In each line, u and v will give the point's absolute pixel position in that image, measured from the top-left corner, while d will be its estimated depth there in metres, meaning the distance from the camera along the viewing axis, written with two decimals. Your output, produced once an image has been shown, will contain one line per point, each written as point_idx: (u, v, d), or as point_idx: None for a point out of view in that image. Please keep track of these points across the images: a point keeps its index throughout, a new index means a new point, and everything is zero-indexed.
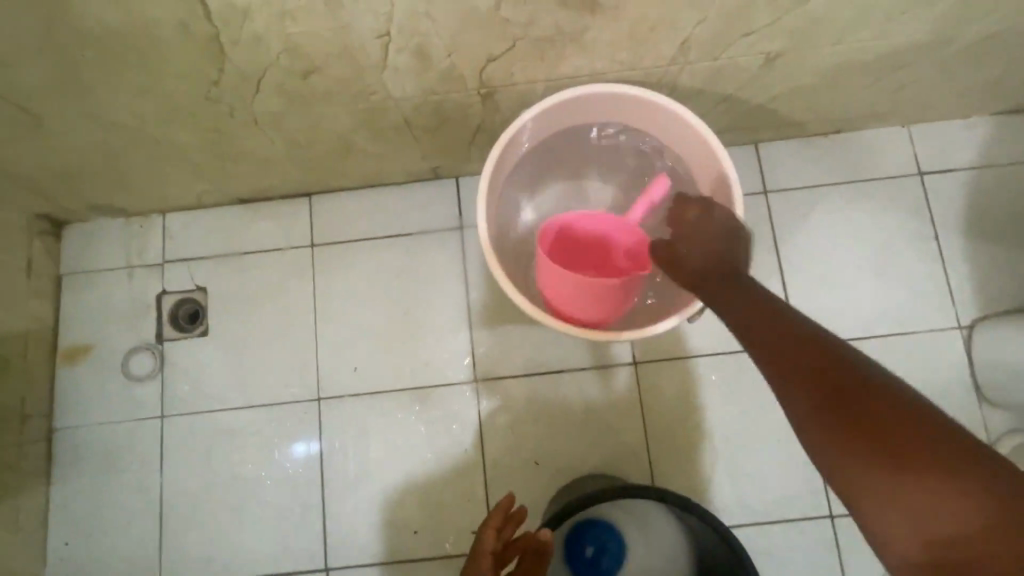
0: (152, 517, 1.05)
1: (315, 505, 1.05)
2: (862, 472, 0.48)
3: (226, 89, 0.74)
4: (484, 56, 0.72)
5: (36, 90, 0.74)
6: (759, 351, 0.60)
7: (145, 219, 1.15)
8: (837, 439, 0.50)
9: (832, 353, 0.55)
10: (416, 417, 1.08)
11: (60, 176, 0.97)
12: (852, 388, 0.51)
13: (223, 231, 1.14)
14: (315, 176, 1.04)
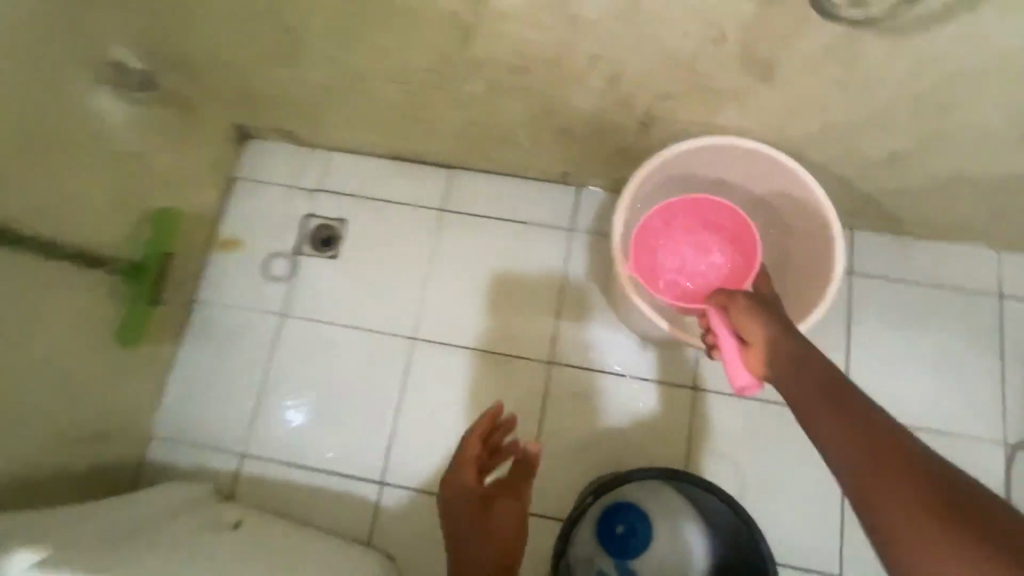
0: (251, 395, 1.22)
1: (386, 425, 1.20)
2: (897, 528, 0.50)
3: (448, 68, 0.92)
4: (659, 93, 0.87)
5: (305, 35, 0.94)
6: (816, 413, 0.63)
7: (311, 151, 1.35)
8: (872, 486, 0.53)
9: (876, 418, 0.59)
10: (490, 377, 1.21)
11: (273, 102, 1.17)
12: (893, 452, 0.54)
13: (372, 178, 1.33)
14: (468, 153, 1.21)
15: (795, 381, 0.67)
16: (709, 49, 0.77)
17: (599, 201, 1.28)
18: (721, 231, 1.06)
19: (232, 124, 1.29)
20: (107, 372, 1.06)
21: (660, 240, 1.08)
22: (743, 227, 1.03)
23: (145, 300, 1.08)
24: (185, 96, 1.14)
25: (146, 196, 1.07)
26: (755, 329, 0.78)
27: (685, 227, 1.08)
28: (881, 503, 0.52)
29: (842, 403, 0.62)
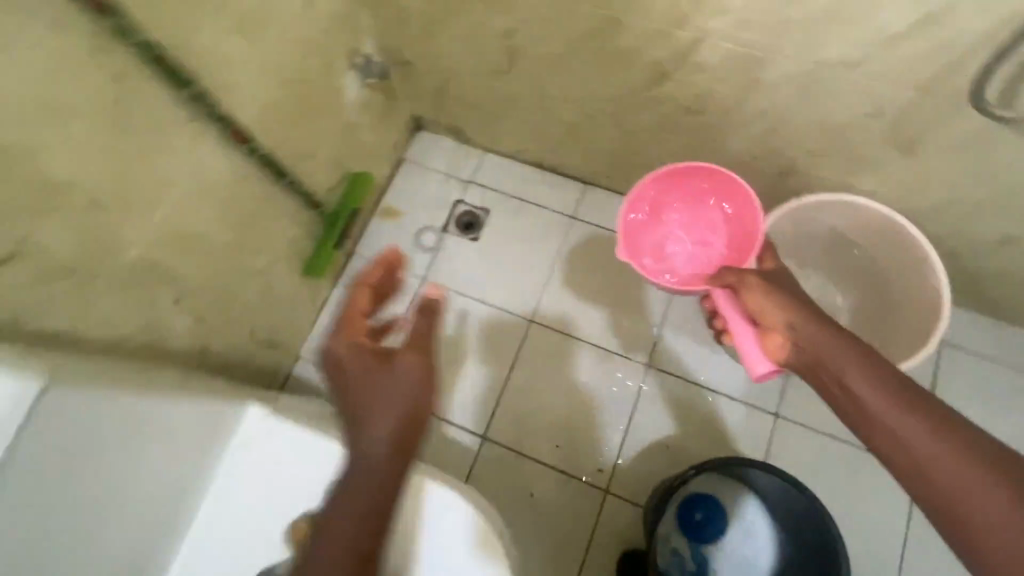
0: (384, 339, 1.41)
1: (492, 389, 1.35)
2: (966, 506, 0.59)
3: (630, 99, 1.11)
4: (809, 148, 1.03)
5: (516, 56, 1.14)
6: (873, 403, 0.69)
7: (471, 148, 1.54)
8: (938, 466, 0.62)
9: (926, 402, 0.67)
10: (591, 367, 1.35)
11: (457, 104, 1.38)
12: (951, 433, 0.64)
13: (519, 180, 1.51)
14: (611, 172, 1.38)
15: (840, 371, 0.73)
16: (865, 120, 0.93)
17: None
18: (716, 197, 1.14)
19: (412, 116, 1.51)
20: (289, 294, 1.27)
21: (675, 215, 1.18)
22: (746, 204, 1.08)
23: (331, 245, 1.29)
24: (392, 87, 1.36)
25: (349, 160, 1.30)
26: (782, 318, 0.82)
27: (703, 194, 1.15)
28: (949, 485, 0.61)
29: (896, 391, 0.69)
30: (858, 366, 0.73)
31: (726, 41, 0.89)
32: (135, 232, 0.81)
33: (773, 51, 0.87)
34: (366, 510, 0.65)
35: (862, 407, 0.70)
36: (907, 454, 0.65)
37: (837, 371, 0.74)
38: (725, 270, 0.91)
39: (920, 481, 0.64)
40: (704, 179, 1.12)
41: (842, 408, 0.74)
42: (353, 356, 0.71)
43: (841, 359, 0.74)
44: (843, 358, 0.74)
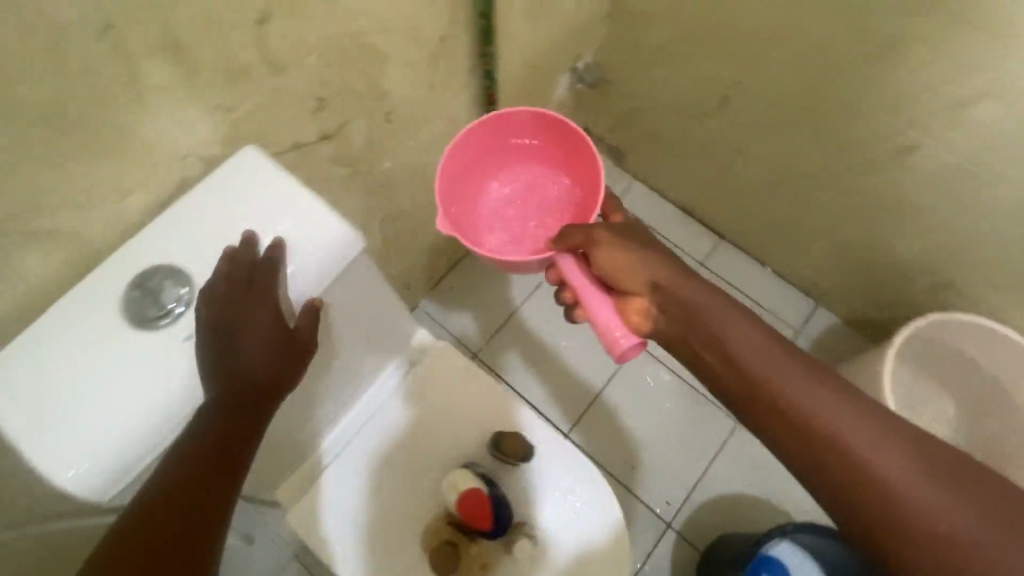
0: (496, 315, 1.43)
1: (588, 393, 1.37)
2: (882, 486, 0.49)
3: (818, 174, 1.19)
4: (972, 264, 1.11)
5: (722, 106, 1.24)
6: (787, 418, 0.53)
7: (623, 172, 1.62)
8: (853, 479, 0.50)
9: (837, 390, 0.53)
10: (687, 405, 1.36)
11: (634, 131, 1.47)
12: (862, 433, 0.51)
13: (657, 216, 1.58)
14: (754, 235, 1.45)
15: (717, 331, 0.57)
16: None
17: (831, 325, 1.46)
18: (558, 151, 0.81)
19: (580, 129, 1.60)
20: (437, 248, 1.34)
21: (512, 162, 0.83)
22: (585, 162, 0.78)
23: None
24: (585, 97, 1.47)
25: None
26: (635, 262, 0.61)
27: (542, 148, 0.82)
28: (860, 463, 0.50)
29: (774, 354, 0.55)
30: (767, 363, 0.55)
31: (942, 152, 0.99)
32: (396, 149, 0.91)
33: (985, 172, 0.97)
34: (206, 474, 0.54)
35: (783, 427, 0.53)
36: (823, 475, 0.51)
37: (745, 368, 0.55)
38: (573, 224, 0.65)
39: (822, 462, 0.51)
40: (555, 140, 0.80)
41: (713, 369, 0.58)
42: (254, 328, 0.56)
43: (747, 350, 0.56)
44: (748, 349, 0.56)
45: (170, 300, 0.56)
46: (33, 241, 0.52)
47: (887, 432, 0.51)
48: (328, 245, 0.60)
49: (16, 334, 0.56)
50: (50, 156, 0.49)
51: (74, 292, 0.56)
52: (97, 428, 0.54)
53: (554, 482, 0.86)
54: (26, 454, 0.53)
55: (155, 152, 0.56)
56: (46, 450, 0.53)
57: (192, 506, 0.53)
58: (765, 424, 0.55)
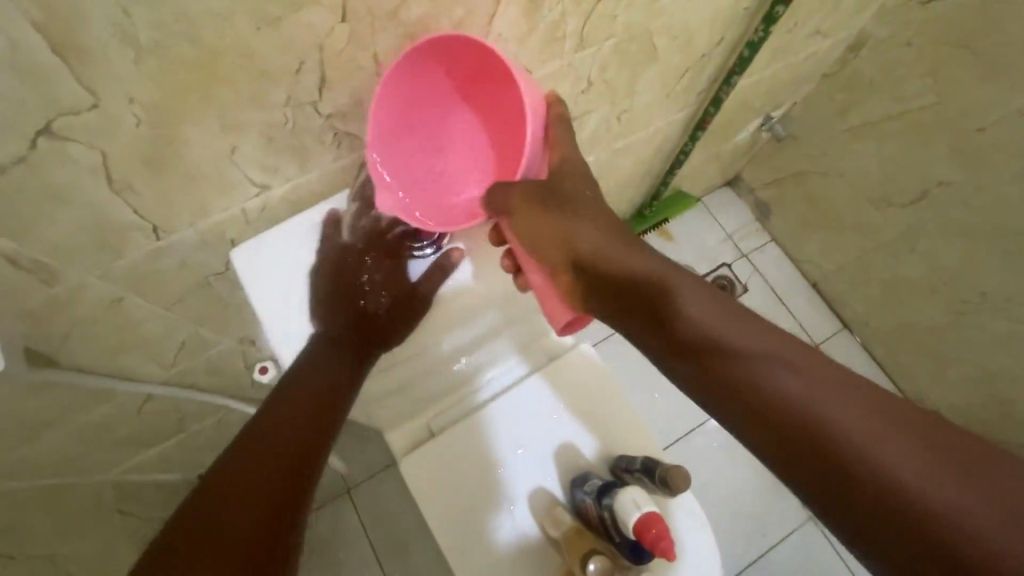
0: (601, 332, 1.45)
1: (669, 436, 1.38)
2: (860, 463, 0.36)
3: (992, 302, 1.12)
4: None
5: (913, 200, 1.17)
6: (727, 406, 0.44)
7: (762, 228, 1.56)
8: (800, 473, 0.39)
9: (784, 363, 0.43)
10: (763, 482, 1.35)
11: (799, 194, 1.42)
12: (808, 413, 0.40)
13: (787, 283, 1.52)
14: (886, 337, 1.39)
15: (665, 296, 0.50)
16: None
17: None
18: (457, 80, 0.53)
19: (737, 175, 1.55)
20: None
21: (416, 137, 0.55)
22: (497, 79, 0.52)
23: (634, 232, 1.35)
24: (758, 146, 1.43)
25: (690, 178, 1.37)
26: (567, 223, 0.54)
27: (433, 98, 0.53)
28: (827, 437, 0.38)
29: (720, 320, 0.47)
30: (705, 337, 0.47)
31: None
32: (605, 147, 0.91)
33: None
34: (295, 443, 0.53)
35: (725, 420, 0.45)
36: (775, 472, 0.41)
37: (684, 345, 0.48)
38: (494, 192, 0.53)
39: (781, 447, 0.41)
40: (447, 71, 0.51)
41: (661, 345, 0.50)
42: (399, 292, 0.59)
43: (683, 316, 0.48)
44: (684, 316, 0.48)
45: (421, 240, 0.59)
46: (338, 144, 0.54)
47: (843, 409, 0.39)
48: None
49: (280, 224, 0.58)
50: None
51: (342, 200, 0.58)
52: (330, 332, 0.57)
53: (678, 535, 0.82)
54: (268, 339, 0.57)
55: None
56: (287, 340, 0.56)
57: (292, 486, 0.50)
58: (717, 409, 0.46)
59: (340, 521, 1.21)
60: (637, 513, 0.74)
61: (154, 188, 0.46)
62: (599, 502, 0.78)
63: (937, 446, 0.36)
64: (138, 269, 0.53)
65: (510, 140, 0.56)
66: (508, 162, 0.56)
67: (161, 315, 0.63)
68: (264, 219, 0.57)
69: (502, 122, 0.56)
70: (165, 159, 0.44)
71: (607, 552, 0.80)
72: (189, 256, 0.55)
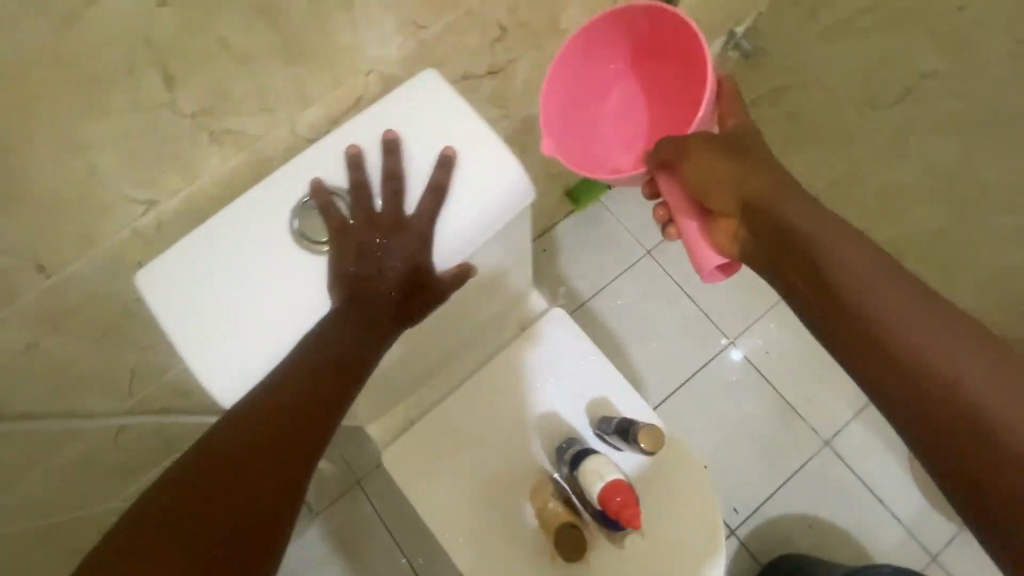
0: (591, 288, 1.41)
1: (671, 382, 1.35)
2: (981, 412, 0.39)
3: (994, 197, 1.04)
4: None
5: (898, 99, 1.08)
6: (855, 338, 0.47)
7: None
8: (911, 404, 0.42)
9: (931, 307, 0.45)
10: (772, 416, 1.32)
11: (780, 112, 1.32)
12: (944, 356, 0.42)
13: None
14: None
15: (804, 244, 0.51)
16: None
17: None
18: (631, 57, 0.67)
19: None
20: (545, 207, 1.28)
21: (585, 106, 0.68)
22: (674, 51, 0.64)
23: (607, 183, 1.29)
24: None
25: None
26: (728, 169, 0.56)
27: (613, 76, 0.68)
28: (954, 383, 0.41)
29: (868, 263, 0.48)
30: (847, 279, 0.48)
31: None
32: None
33: None
34: (312, 408, 0.51)
35: (846, 349, 0.47)
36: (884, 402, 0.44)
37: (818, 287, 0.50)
38: (668, 141, 0.59)
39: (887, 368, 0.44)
40: (621, 49, 0.66)
41: (773, 264, 0.54)
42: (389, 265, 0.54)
43: (822, 258, 0.50)
44: (824, 258, 0.50)
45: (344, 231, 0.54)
46: (219, 142, 0.49)
47: (979, 358, 0.41)
48: (502, 195, 0.56)
49: (175, 243, 0.54)
50: (259, 55, 0.45)
51: (248, 196, 0.54)
52: (234, 345, 0.53)
53: (671, 490, 0.80)
54: (191, 366, 0.53)
55: (344, 63, 0.51)
56: (192, 349, 0.53)
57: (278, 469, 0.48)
58: (839, 341, 0.48)
59: (355, 512, 1.23)
60: (601, 482, 0.73)
61: (19, 222, 0.42)
62: (570, 475, 0.78)
63: None
64: (41, 309, 0.50)
65: (693, 87, 0.64)
66: (692, 105, 0.64)
67: (95, 348, 0.60)
68: (164, 234, 0.53)
69: (676, 81, 0.66)
70: (14, 188, 0.40)
71: (589, 527, 0.79)
72: (95, 285, 0.52)
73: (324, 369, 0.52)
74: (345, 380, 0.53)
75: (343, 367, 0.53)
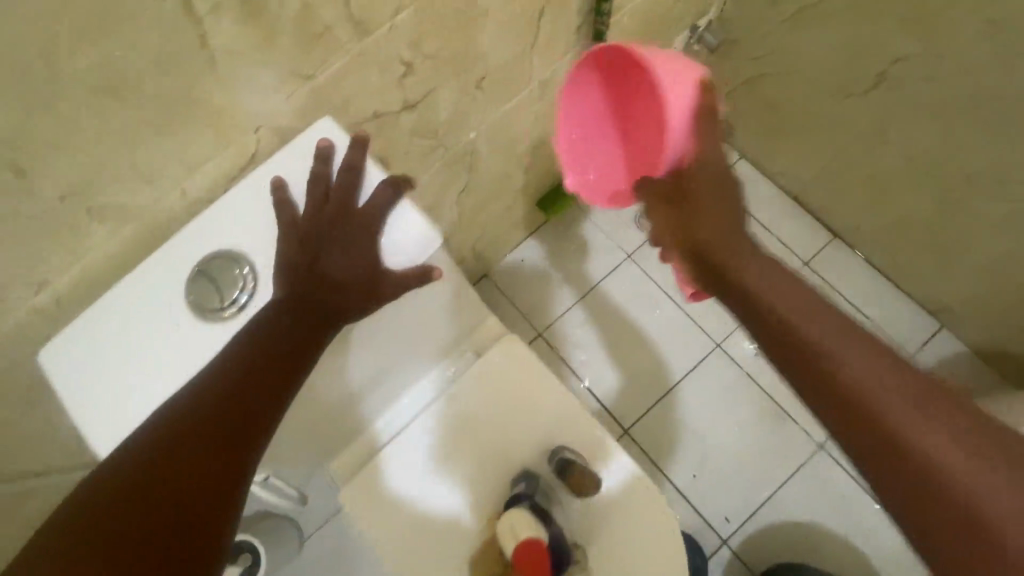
0: (569, 297, 1.37)
1: (656, 390, 1.31)
2: (930, 456, 0.38)
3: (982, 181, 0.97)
4: None
5: (873, 85, 1.01)
6: (800, 372, 0.44)
7: (730, 146, 1.38)
8: (861, 443, 0.40)
9: (866, 341, 0.43)
10: (763, 421, 1.28)
11: (754, 103, 1.26)
12: (887, 395, 0.40)
13: (764, 201, 1.35)
14: (879, 241, 1.23)
15: (744, 279, 0.50)
16: None
17: (955, 352, 1.23)
18: (616, 81, 0.65)
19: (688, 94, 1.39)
20: (512, 220, 1.25)
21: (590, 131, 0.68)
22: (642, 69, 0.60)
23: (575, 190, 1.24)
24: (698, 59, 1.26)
25: None
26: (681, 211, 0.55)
27: (604, 103, 0.67)
28: (897, 423, 0.39)
29: (800, 301, 0.47)
30: (786, 315, 0.46)
31: None
32: (481, 118, 0.81)
33: None
34: (254, 400, 0.48)
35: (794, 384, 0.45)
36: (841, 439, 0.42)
37: (760, 320, 0.48)
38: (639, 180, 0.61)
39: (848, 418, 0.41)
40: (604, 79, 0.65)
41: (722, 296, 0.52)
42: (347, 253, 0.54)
43: (763, 294, 0.48)
44: (765, 294, 0.48)
45: (234, 290, 0.52)
46: (101, 217, 0.48)
47: (918, 395, 0.40)
48: (407, 241, 0.56)
49: (74, 319, 0.53)
50: (121, 132, 0.44)
51: (136, 272, 0.53)
52: (130, 427, 0.51)
53: (634, 520, 0.77)
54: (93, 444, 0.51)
55: (227, 125, 0.50)
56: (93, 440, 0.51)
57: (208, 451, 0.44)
58: (787, 375, 0.46)
59: (339, 538, 1.23)
60: (512, 544, 0.71)
61: None
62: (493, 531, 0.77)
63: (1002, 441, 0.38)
64: None
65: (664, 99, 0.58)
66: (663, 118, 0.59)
67: None
68: (64, 310, 0.52)
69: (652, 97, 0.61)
70: None
71: None
72: None
73: (260, 361, 0.49)
74: (287, 374, 0.50)
75: (289, 356, 0.50)
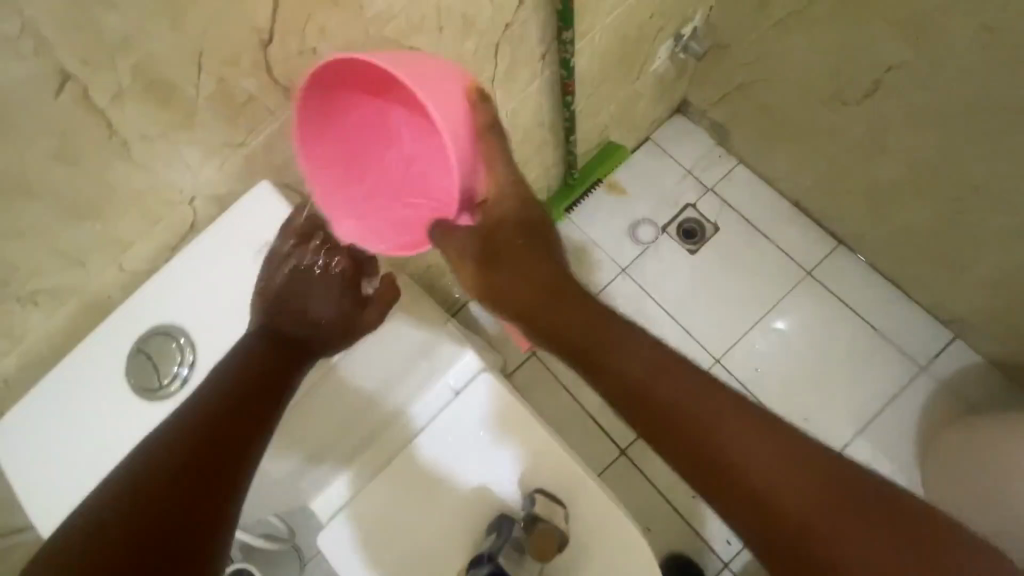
0: None
1: None
2: (788, 514, 0.46)
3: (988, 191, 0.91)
4: None
5: (868, 91, 0.96)
6: (677, 452, 0.49)
7: (726, 152, 1.32)
8: (732, 506, 0.48)
9: (729, 408, 0.49)
10: None
11: (749, 108, 1.20)
12: (749, 463, 0.47)
13: (764, 207, 1.29)
14: (885, 249, 1.17)
15: (611, 359, 0.52)
16: None
17: (969, 365, 1.16)
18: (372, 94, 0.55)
19: (681, 99, 1.33)
20: None
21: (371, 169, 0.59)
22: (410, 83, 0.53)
23: (562, 206, 1.20)
24: (689, 65, 1.21)
25: (613, 124, 1.18)
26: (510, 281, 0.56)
27: (369, 123, 0.57)
28: (760, 489, 0.46)
29: (671, 376, 0.51)
30: (660, 399, 0.50)
31: None
32: None
33: None
34: (255, 398, 0.50)
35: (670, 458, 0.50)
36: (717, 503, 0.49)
37: (634, 404, 0.51)
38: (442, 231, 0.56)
39: (717, 476, 0.48)
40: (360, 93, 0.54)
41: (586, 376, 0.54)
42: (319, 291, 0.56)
43: (637, 374, 0.51)
44: (639, 374, 0.51)
45: (173, 364, 0.53)
46: (35, 302, 0.48)
47: (772, 457, 0.47)
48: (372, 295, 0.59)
49: (21, 399, 0.53)
50: (40, 223, 0.43)
51: (67, 361, 0.52)
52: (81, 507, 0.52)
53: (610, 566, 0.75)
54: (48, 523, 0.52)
55: (153, 200, 0.49)
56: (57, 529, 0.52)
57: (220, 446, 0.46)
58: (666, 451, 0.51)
59: None
60: None
61: None
62: None
63: (840, 485, 0.46)
64: None
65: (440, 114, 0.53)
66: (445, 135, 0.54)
67: None
68: (9, 390, 0.52)
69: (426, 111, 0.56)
70: None
71: None
72: None
73: (257, 365, 0.51)
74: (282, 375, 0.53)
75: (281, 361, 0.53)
